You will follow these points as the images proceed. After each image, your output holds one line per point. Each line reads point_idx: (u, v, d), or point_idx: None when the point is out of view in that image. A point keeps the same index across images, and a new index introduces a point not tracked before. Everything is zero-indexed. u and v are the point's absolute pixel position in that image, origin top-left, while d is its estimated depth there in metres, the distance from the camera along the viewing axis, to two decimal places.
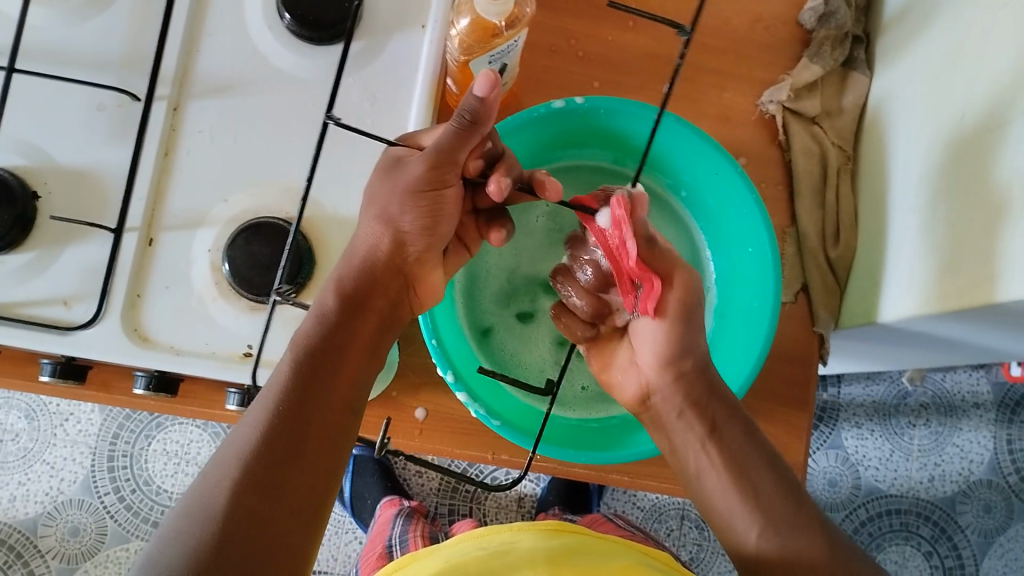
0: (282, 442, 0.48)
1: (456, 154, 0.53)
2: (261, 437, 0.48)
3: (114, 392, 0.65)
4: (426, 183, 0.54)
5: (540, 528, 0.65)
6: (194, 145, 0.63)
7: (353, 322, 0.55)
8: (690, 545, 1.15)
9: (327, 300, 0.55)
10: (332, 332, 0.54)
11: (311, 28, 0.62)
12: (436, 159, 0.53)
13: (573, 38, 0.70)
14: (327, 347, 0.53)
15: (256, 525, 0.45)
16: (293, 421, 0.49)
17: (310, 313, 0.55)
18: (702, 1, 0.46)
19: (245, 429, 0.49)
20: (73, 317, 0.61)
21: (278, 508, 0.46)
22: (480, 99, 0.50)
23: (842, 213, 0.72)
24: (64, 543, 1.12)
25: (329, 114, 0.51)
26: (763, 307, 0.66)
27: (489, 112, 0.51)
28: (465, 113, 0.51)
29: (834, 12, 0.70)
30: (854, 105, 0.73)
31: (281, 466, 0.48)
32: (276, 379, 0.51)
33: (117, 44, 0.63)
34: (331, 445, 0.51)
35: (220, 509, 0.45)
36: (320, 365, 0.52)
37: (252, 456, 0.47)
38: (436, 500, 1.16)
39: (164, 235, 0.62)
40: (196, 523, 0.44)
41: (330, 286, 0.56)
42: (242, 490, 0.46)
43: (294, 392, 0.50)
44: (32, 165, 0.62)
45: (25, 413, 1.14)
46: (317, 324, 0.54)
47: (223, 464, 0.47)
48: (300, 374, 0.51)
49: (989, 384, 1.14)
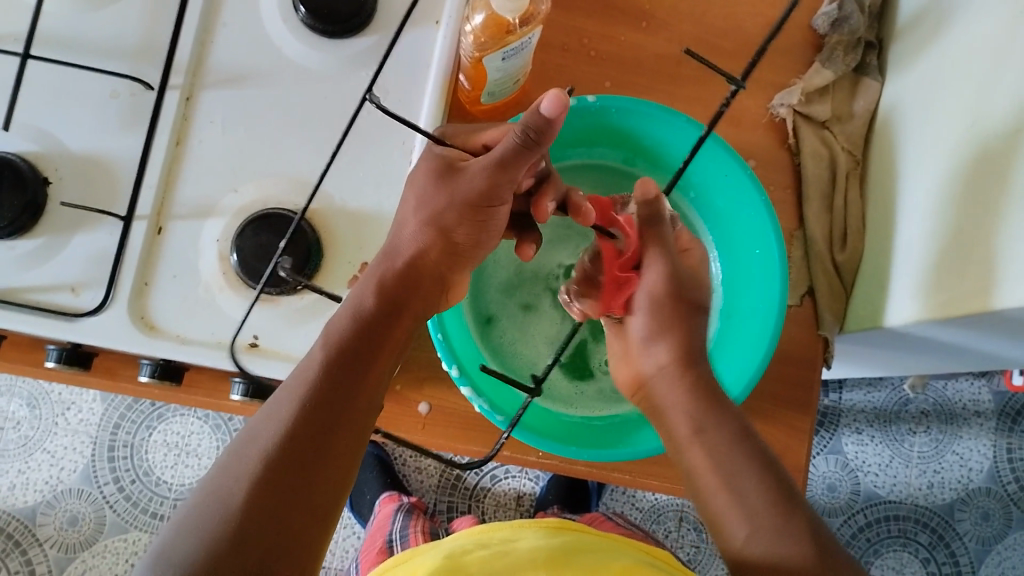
0: (309, 439, 0.48)
1: (510, 168, 0.51)
2: (288, 433, 0.48)
3: (119, 380, 0.65)
4: (478, 198, 0.55)
5: (540, 525, 0.65)
6: (205, 135, 0.63)
7: (388, 324, 0.55)
8: (687, 547, 1.14)
9: (366, 299, 0.55)
10: (366, 331, 0.54)
11: (324, 22, 0.62)
12: (493, 176, 0.53)
13: (585, 37, 0.71)
14: (358, 347, 0.53)
15: (274, 524, 0.45)
16: (321, 419, 0.49)
17: (347, 310, 0.55)
18: (759, 57, 0.45)
19: (270, 426, 0.49)
20: (82, 304, 0.61)
21: (301, 508, 0.46)
22: (547, 119, 0.47)
23: (850, 218, 0.72)
24: (62, 532, 1.12)
25: (369, 96, 0.47)
26: (769, 310, 0.66)
27: (554, 129, 0.48)
28: (530, 131, 0.48)
29: (847, 17, 0.70)
30: (865, 111, 0.73)
31: (304, 466, 0.47)
32: (307, 375, 0.51)
33: (129, 32, 0.63)
34: (356, 444, 0.51)
35: (240, 505, 0.45)
36: (348, 362, 0.52)
37: (275, 455, 0.47)
38: (435, 496, 1.16)
39: (173, 224, 0.62)
40: (215, 519, 0.45)
41: (371, 285, 0.56)
42: (263, 487, 0.46)
43: (325, 391, 0.50)
44: (43, 151, 0.62)
45: (27, 400, 1.15)
46: (352, 321, 0.54)
47: (245, 459, 0.47)
48: (328, 372, 0.51)
49: (990, 393, 1.14)
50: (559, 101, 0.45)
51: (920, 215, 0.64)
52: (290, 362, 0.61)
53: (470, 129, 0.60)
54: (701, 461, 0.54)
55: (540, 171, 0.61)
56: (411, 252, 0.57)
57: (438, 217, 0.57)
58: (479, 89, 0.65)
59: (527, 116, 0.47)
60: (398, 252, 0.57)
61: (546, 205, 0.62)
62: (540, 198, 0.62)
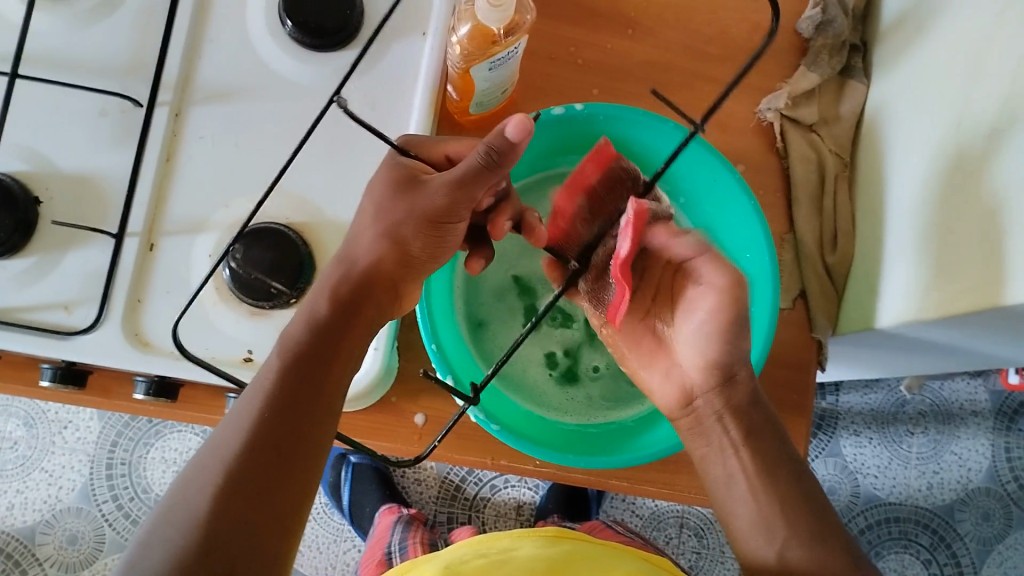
0: (268, 447, 0.48)
1: (472, 192, 0.54)
2: (247, 441, 0.48)
3: (115, 398, 0.65)
4: (439, 213, 0.55)
5: (540, 534, 0.65)
6: (195, 150, 0.63)
7: (346, 328, 0.54)
8: (688, 553, 1.15)
9: (320, 304, 0.54)
10: (323, 335, 0.53)
11: (312, 36, 0.62)
12: (455, 195, 0.54)
13: (572, 46, 0.71)
14: (316, 351, 0.52)
15: (239, 531, 0.45)
16: (280, 425, 0.49)
17: (301, 317, 0.54)
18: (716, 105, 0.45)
19: (231, 432, 0.49)
20: (74, 322, 0.61)
21: (265, 514, 0.47)
22: (510, 139, 0.51)
23: (839, 219, 0.73)
24: (61, 551, 1.12)
25: (339, 99, 0.48)
26: (760, 312, 0.66)
27: (514, 153, 0.52)
28: (492, 151, 0.51)
29: (831, 21, 0.70)
30: (852, 113, 0.73)
31: (265, 473, 0.47)
32: (263, 381, 0.50)
33: (119, 51, 0.63)
34: (317, 449, 0.50)
35: (205, 513, 0.45)
36: (310, 366, 0.51)
37: (238, 463, 0.47)
38: (434, 508, 1.16)
39: (165, 240, 0.62)
40: (179, 529, 0.45)
41: (330, 294, 0.54)
42: (225, 496, 0.46)
43: (279, 396, 0.50)
44: (34, 170, 0.62)
45: (24, 420, 1.14)
46: (307, 328, 0.53)
47: (210, 466, 0.47)
48: (286, 375, 0.50)
49: (987, 392, 1.14)
50: (523, 126, 0.49)
51: (905, 216, 0.65)
52: None
53: (434, 139, 0.59)
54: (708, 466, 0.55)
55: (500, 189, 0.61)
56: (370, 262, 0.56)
57: (394, 228, 0.56)
58: (467, 99, 0.66)
59: (493, 137, 0.51)
60: (355, 261, 0.56)
61: (501, 225, 0.63)
62: (497, 216, 0.63)
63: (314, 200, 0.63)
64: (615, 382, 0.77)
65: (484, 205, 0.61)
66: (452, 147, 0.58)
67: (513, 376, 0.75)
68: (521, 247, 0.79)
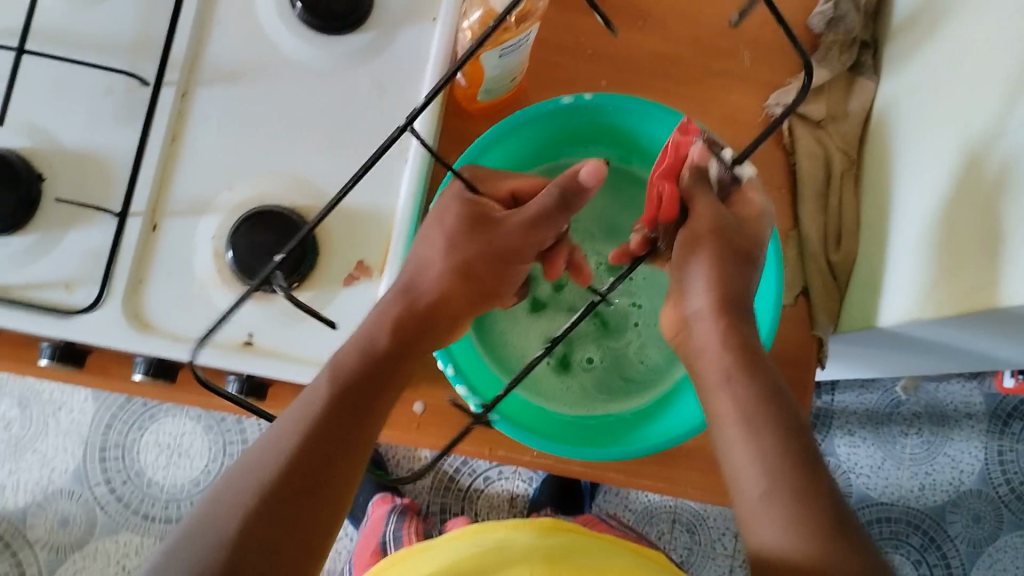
0: (307, 473, 0.47)
1: (546, 227, 0.58)
2: (286, 465, 0.47)
3: (114, 378, 0.65)
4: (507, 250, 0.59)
5: (534, 525, 0.65)
6: (201, 131, 0.63)
7: (401, 361, 0.54)
8: (681, 548, 1.15)
9: (380, 337, 0.54)
10: (374, 366, 0.53)
11: (319, 18, 0.62)
12: (528, 233, 0.58)
13: (581, 36, 0.71)
14: (366, 383, 0.52)
15: (265, 557, 0.44)
16: (324, 452, 0.48)
17: (358, 344, 0.54)
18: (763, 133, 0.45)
19: (271, 454, 0.48)
20: (75, 301, 0.61)
21: (294, 539, 0.45)
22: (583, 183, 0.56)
23: (844, 218, 0.73)
24: (53, 533, 1.11)
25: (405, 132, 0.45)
26: (764, 309, 0.67)
27: (586, 193, 0.57)
28: (565, 192, 0.56)
29: (842, 16, 0.70)
30: (860, 110, 0.73)
31: (301, 499, 0.46)
32: (312, 406, 0.50)
33: (125, 28, 0.63)
34: (351, 483, 0.49)
35: (233, 534, 0.44)
36: (359, 398, 0.51)
37: (275, 485, 0.46)
38: (428, 498, 1.15)
39: (168, 221, 0.62)
40: (208, 544, 0.44)
41: (386, 322, 0.55)
42: (260, 517, 0.45)
43: (325, 425, 0.49)
44: (38, 147, 0.62)
45: (17, 401, 1.14)
46: (361, 356, 0.53)
47: (246, 483, 0.47)
48: (335, 405, 0.50)
49: (981, 395, 1.14)
50: (600, 170, 0.54)
51: (911, 220, 0.65)
52: (283, 360, 0.61)
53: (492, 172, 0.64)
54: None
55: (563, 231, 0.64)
56: (420, 274, 0.58)
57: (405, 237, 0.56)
58: (476, 85, 0.65)
59: (568, 179, 0.56)
60: (419, 290, 0.57)
61: (557, 264, 0.66)
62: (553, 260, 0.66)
63: (320, 183, 0.63)
64: (608, 374, 0.76)
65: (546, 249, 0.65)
66: (515, 184, 0.62)
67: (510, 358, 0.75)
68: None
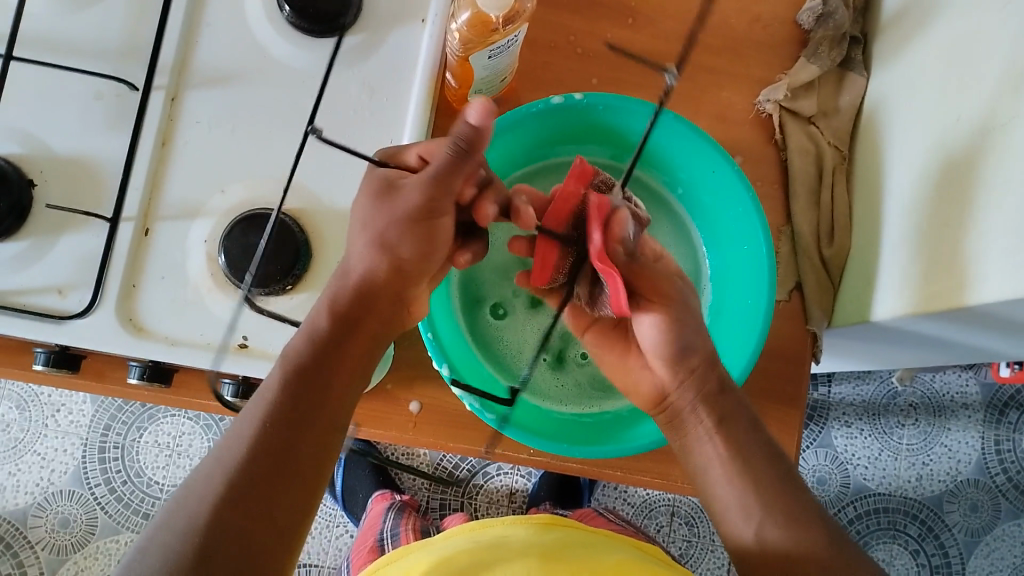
0: (269, 461, 0.48)
1: (450, 183, 0.55)
2: (248, 455, 0.48)
3: (109, 382, 0.65)
4: (419, 213, 0.55)
5: (530, 521, 0.65)
6: (191, 135, 0.63)
7: (344, 339, 0.54)
8: (679, 541, 1.15)
9: (320, 319, 0.54)
10: (321, 351, 0.53)
11: (307, 20, 0.62)
12: (431, 191, 0.54)
13: (572, 34, 0.71)
14: (316, 367, 0.52)
15: (235, 544, 0.45)
16: (279, 439, 0.49)
17: (302, 332, 0.54)
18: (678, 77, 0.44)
19: (231, 446, 0.48)
20: (68, 306, 0.61)
21: (263, 526, 0.46)
22: (474, 127, 0.53)
23: (836, 212, 0.73)
24: (54, 533, 1.12)
25: (312, 129, 0.57)
26: (758, 305, 0.66)
27: (483, 138, 0.54)
28: (462, 142, 0.53)
29: (832, 12, 0.70)
30: (851, 105, 0.73)
31: (264, 486, 0.47)
32: (263, 398, 0.50)
33: (115, 34, 0.63)
34: (315, 468, 0.50)
35: (203, 525, 0.45)
36: (311, 381, 0.51)
37: (237, 475, 0.47)
38: (427, 494, 1.16)
39: (160, 225, 0.62)
40: (178, 537, 0.44)
41: (323, 303, 0.55)
42: (225, 507, 0.45)
43: (276, 413, 0.49)
44: (28, 153, 0.62)
45: (16, 403, 1.14)
46: (307, 342, 0.53)
47: (210, 476, 0.47)
48: (287, 391, 0.50)
49: (978, 385, 1.15)
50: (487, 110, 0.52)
51: (900, 215, 0.65)
52: None
53: (400, 148, 0.58)
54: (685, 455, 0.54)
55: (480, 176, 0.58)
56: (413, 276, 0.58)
57: (392, 240, 0.55)
58: (465, 87, 0.66)
59: (460, 129, 0.53)
60: (348, 272, 0.55)
61: (489, 211, 0.59)
62: (481, 204, 0.59)
63: (311, 187, 0.63)
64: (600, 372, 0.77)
65: (466, 197, 0.59)
66: (425, 145, 0.56)
67: (504, 355, 0.75)
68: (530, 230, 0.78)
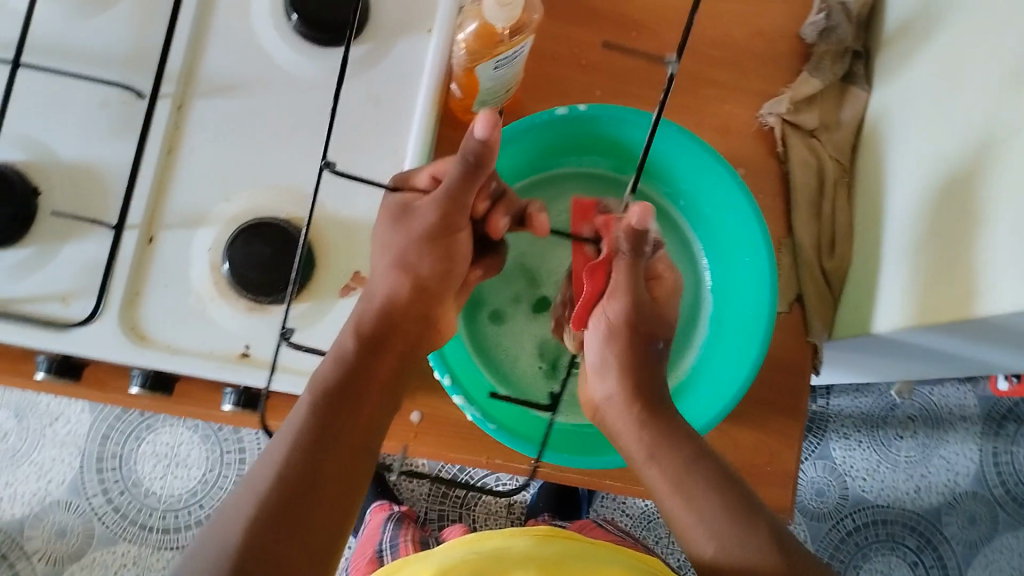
0: (303, 479, 0.47)
1: (463, 195, 0.57)
2: (281, 473, 0.47)
3: (109, 391, 0.64)
4: (436, 229, 0.60)
5: (528, 531, 0.64)
6: (197, 144, 0.63)
7: (370, 362, 0.55)
8: (678, 553, 1.15)
9: (346, 342, 0.55)
10: (351, 373, 0.54)
11: (318, 30, 0.62)
12: (445, 208, 0.58)
13: (576, 46, 0.71)
14: (345, 390, 0.53)
15: (272, 562, 0.44)
16: (312, 456, 0.48)
17: (329, 357, 0.55)
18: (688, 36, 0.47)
19: (262, 467, 0.48)
20: (72, 315, 0.61)
21: (299, 541, 0.45)
22: (479, 140, 0.52)
23: (838, 224, 0.73)
24: (50, 544, 1.11)
25: (329, 162, 0.53)
26: (759, 315, 0.66)
27: (491, 151, 0.53)
28: (469, 156, 0.53)
29: (835, 27, 0.71)
30: (852, 120, 0.74)
31: (298, 503, 0.46)
32: (294, 419, 0.51)
33: (122, 42, 0.63)
34: (351, 487, 0.50)
35: (237, 545, 0.44)
36: (340, 402, 0.52)
37: (271, 494, 0.46)
38: (426, 505, 1.15)
39: (165, 232, 0.62)
40: (214, 558, 0.43)
41: (349, 329, 0.56)
42: (261, 525, 0.45)
43: (310, 432, 0.49)
44: (33, 160, 0.62)
45: (14, 412, 1.13)
46: (336, 367, 0.54)
47: (244, 496, 0.47)
48: (319, 411, 0.51)
49: (976, 397, 1.15)
50: (489, 122, 0.51)
51: (901, 228, 0.66)
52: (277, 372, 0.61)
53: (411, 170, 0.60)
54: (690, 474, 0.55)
55: (489, 188, 0.61)
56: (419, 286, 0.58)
57: None
58: (470, 96, 0.65)
59: (466, 142, 0.53)
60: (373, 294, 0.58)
61: (500, 221, 0.62)
62: (493, 214, 0.62)
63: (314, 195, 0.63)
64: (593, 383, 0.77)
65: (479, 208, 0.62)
66: (436, 167, 0.59)
67: (501, 363, 0.75)
68: (534, 238, 0.78)
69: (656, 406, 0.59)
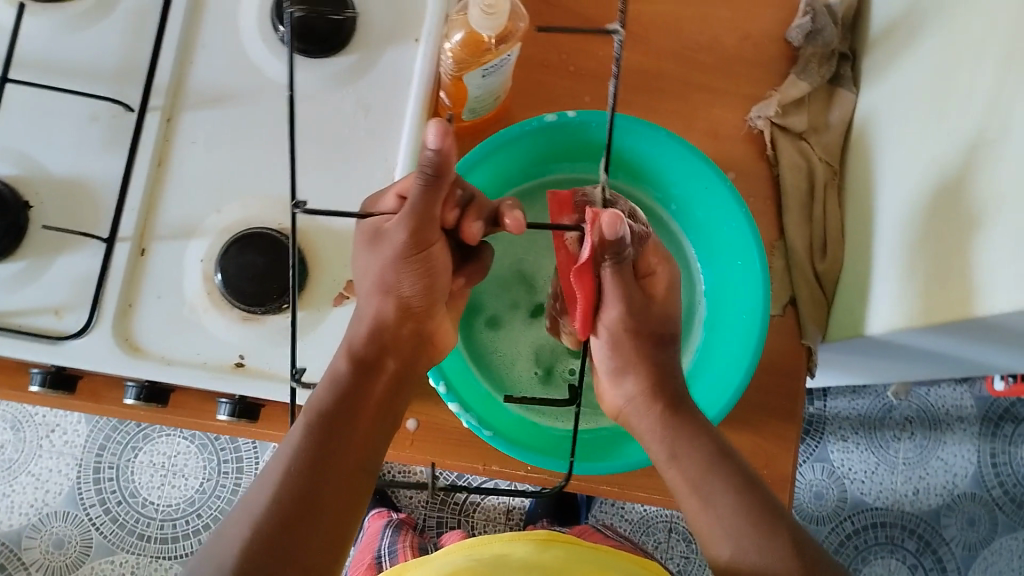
0: (294, 511, 0.48)
1: (431, 209, 0.52)
2: (272, 505, 0.47)
3: (105, 403, 0.64)
4: (409, 248, 0.55)
5: (529, 538, 0.65)
6: (187, 155, 0.63)
7: (364, 384, 0.55)
8: (678, 557, 1.15)
9: (339, 365, 0.55)
10: (344, 396, 0.53)
11: (306, 40, 0.62)
12: (414, 224, 0.53)
13: (564, 53, 0.71)
14: (339, 414, 0.52)
15: None
16: (305, 487, 0.49)
17: (324, 380, 0.55)
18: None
19: (255, 498, 0.48)
20: (64, 327, 0.61)
21: None
22: (435, 151, 0.46)
23: (829, 226, 0.73)
24: (48, 555, 1.11)
25: (297, 205, 0.49)
26: (754, 316, 0.66)
27: (452, 162, 0.48)
28: (428, 172, 0.48)
29: (821, 30, 0.71)
30: (840, 121, 0.74)
31: (289, 536, 0.47)
32: (287, 447, 0.50)
33: (111, 56, 0.63)
34: (345, 514, 0.50)
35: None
36: (335, 426, 0.52)
37: (263, 526, 0.46)
38: (424, 512, 1.15)
39: (156, 244, 0.62)
40: None
41: (341, 352, 0.56)
42: (251, 560, 0.45)
43: (304, 460, 0.49)
44: (25, 174, 0.62)
45: (10, 424, 1.14)
46: (330, 391, 0.53)
47: (237, 529, 0.47)
48: (313, 437, 0.51)
49: (973, 398, 1.15)
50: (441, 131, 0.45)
51: (893, 230, 0.66)
52: (274, 381, 0.61)
53: (380, 193, 0.59)
54: (684, 477, 0.55)
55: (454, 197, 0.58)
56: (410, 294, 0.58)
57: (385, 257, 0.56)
58: (460, 105, 0.66)
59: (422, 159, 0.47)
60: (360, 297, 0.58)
61: (473, 227, 0.59)
62: (465, 221, 0.59)
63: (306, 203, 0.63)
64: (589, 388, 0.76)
65: (448, 216, 0.58)
66: (402, 185, 0.57)
67: (498, 370, 0.75)
68: (527, 244, 0.78)
69: (658, 413, 0.59)
